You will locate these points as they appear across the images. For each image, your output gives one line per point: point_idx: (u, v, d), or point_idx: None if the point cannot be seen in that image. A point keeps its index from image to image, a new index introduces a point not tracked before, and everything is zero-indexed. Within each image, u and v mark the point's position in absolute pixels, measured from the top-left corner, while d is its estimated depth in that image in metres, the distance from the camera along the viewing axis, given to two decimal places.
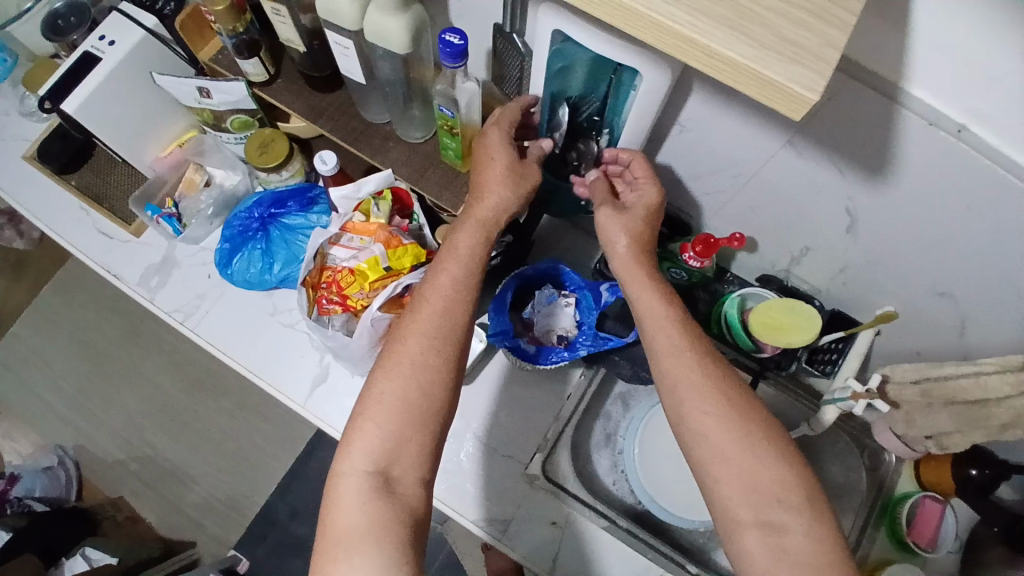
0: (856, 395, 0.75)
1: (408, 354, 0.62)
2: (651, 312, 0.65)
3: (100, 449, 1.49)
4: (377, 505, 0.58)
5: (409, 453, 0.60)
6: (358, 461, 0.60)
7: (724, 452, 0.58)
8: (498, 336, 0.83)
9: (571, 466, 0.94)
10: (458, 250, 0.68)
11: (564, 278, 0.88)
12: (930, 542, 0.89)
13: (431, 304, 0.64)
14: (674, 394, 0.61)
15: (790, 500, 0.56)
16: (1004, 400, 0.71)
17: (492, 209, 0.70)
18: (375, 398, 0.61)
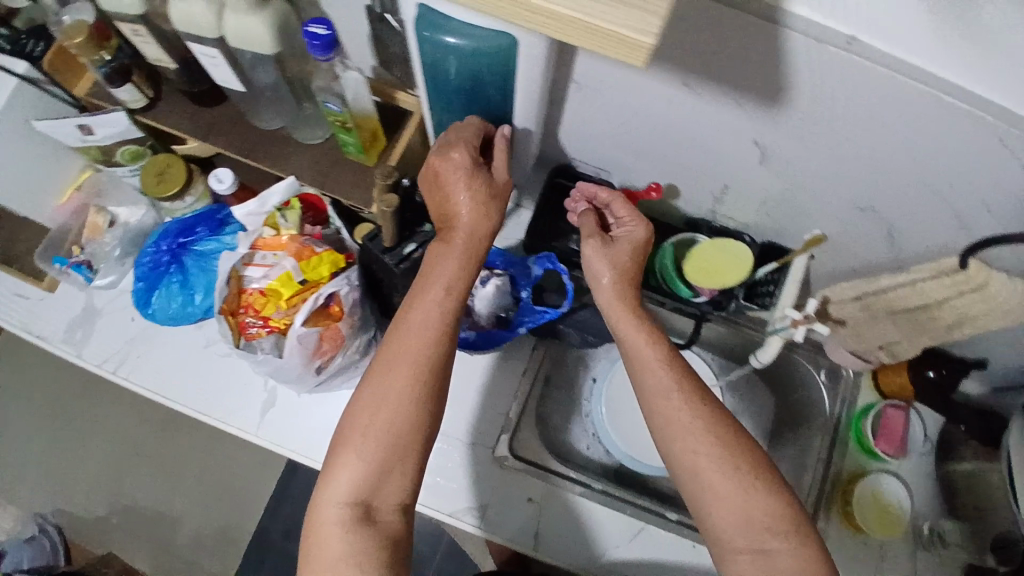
0: (795, 323, 0.75)
1: (395, 388, 0.61)
2: (639, 350, 0.66)
3: (82, 508, 1.46)
4: (359, 534, 0.58)
5: (392, 483, 0.60)
6: (339, 491, 0.59)
7: (715, 487, 0.60)
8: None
9: (535, 436, 0.96)
10: (441, 278, 0.66)
11: (494, 258, 0.85)
12: (896, 446, 0.90)
13: (424, 339, 0.62)
14: (670, 425, 0.63)
15: (779, 527, 0.58)
16: (945, 302, 0.72)
17: (467, 231, 0.67)
18: (361, 432, 0.60)
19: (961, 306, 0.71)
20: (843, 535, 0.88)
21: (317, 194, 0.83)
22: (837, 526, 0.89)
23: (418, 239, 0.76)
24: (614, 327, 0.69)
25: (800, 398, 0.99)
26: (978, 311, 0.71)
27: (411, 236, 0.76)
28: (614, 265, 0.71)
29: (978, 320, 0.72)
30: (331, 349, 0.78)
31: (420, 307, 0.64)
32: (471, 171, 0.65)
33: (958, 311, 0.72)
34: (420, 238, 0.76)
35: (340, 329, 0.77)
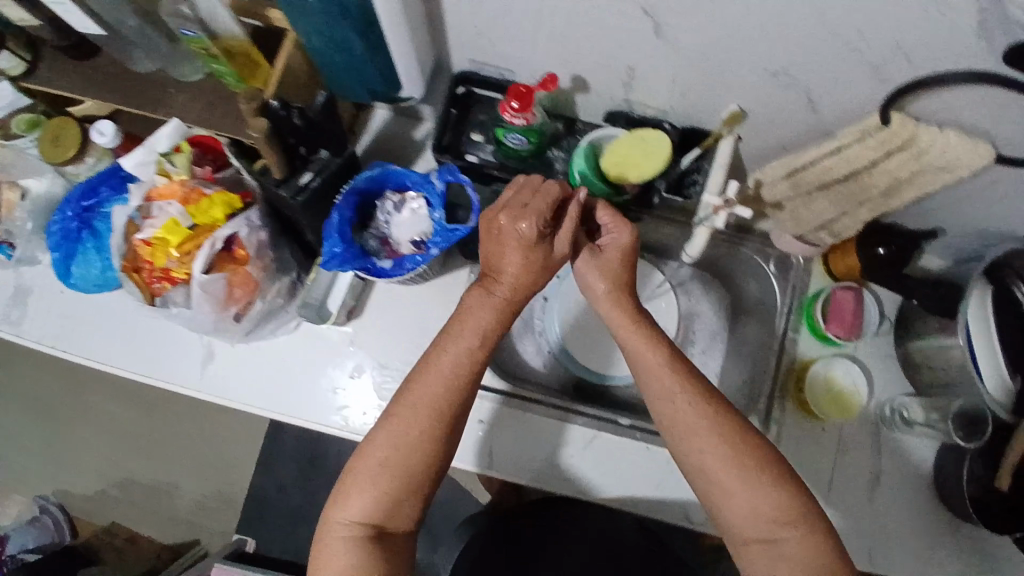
0: (715, 209, 0.71)
1: (411, 427, 0.63)
2: (650, 362, 0.67)
3: (83, 486, 1.52)
4: (367, 554, 0.61)
5: (405, 508, 0.64)
6: (350, 514, 0.63)
7: (726, 486, 0.63)
8: (329, 262, 0.72)
9: (482, 360, 0.93)
10: (475, 328, 0.65)
11: (402, 179, 0.76)
12: (848, 328, 0.87)
13: (446, 384, 0.64)
14: (691, 443, 0.65)
15: (787, 517, 0.61)
16: (874, 168, 0.66)
17: (509, 287, 0.66)
18: (374, 462, 0.63)
19: (893, 169, 0.65)
20: (796, 416, 0.90)
21: (210, 136, 0.80)
22: (792, 410, 0.90)
23: (314, 169, 0.71)
24: (618, 338, 0.70)
25: (756, 291, 0.97)
26: (909, 174, 0.66)
27: (307, 166, 0.72)
28: (607, 276, 0.71)
29: (914, 182, 0.67)
30: (245, 296, 0.76)
31: (441, 353, 0.65)
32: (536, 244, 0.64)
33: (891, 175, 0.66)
34: (317, 167, 0.71)
35: (253, 277, 0.76)
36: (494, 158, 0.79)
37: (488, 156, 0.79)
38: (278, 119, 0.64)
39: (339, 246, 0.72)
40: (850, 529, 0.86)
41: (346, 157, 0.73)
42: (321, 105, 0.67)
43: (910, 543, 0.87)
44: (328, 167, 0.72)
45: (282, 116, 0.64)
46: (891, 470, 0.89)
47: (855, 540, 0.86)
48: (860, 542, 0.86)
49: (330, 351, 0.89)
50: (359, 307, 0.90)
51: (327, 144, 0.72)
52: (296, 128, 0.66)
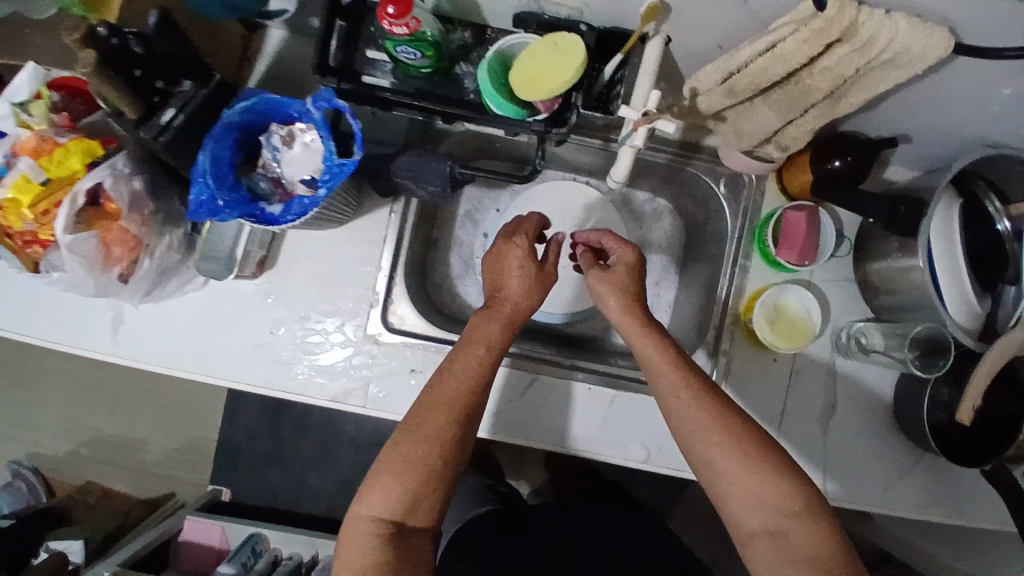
0: (634, 123, 0.62)
1: (433, 428, 0.68)
2: (654, 358, 0.71)
3: (53, 447, 1.52)
4: (391, 545, 0.65)
5: (425, 505, 0.67)
6: (374, 508, 0.66)
7: (732, 478, 0.66)
8: (197, 212, 0.63)
9: (413, 308, 0.86)
10: (482, 338, 0.72)
11: (287, 109, 0.66)
12: (799, 253, 0.81)
13: (464, 388, 0.69)
14: (700, 443, 0.68)
15: (792, 509, 0.64)
16: (815, 65, 0.57)
17: (513, 304, 0.74)
18: (399, 460, 0.66)
19: (834, 66, 0.57)
20: (746, 347, 0.85)
21: (71, 75, 0.71)
22: (743, 342, 0.85)
23: (177, 103, 0.64)
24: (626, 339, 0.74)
25: (710, 216, 0.91)
26: (854, 72, 0.57)
27: (170, 102, 0.64)
28: (618, 290, 0.75)
29: (860, 82, 0.59)
30: (126, 254, 0.70)
31: (459, 362, 0.70)
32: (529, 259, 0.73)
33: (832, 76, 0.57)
34: (179, 101, 0.64)
35: (131, 235, 0.70)
36: (392, 79, 0.69)
37: (387, 76, 0.69)
38: (111, 50, 0.57)
39: (206, 192, 0.63)
40: (800, 458, 0.84)
41: (212, 87, 0.66)
42: (156, 26, 0.59)
43: (860, 468, 0.85)
44: (191, 100, 0.65)
45: (114, 44, 0.57)
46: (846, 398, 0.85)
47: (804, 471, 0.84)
48: (810, 471, 0.84)
49: (247, 306, 0.83)
50: (271, 258, 0.83)
51: (187, 74, 0.64)
52: (138, 57, 0.59)
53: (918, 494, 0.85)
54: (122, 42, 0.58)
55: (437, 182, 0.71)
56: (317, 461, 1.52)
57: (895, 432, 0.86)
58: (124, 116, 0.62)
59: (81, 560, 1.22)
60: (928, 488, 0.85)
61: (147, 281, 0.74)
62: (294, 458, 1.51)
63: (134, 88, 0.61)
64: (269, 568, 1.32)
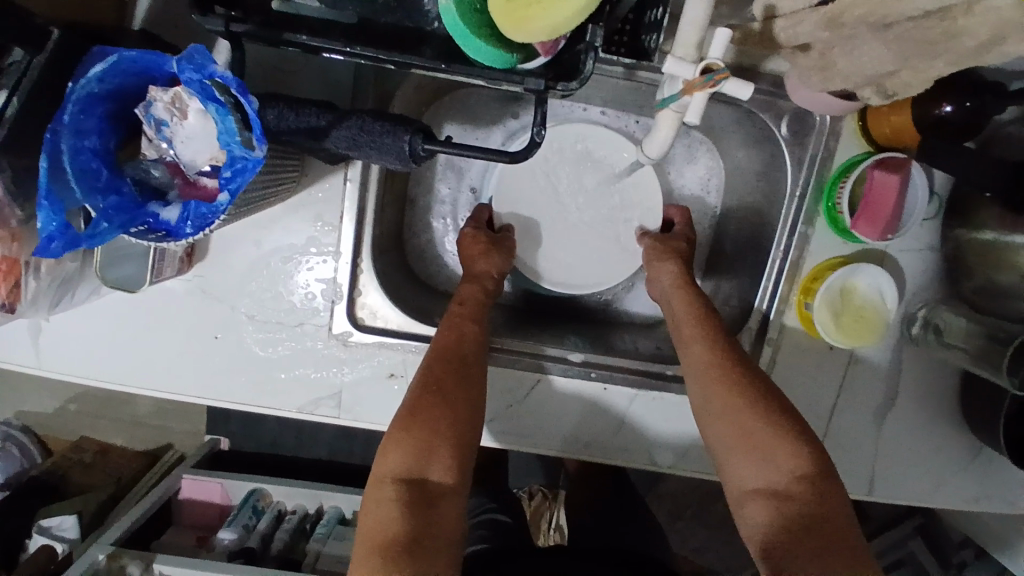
0: (687, 89, 0.41)
1: (430, 379, 0.61)
2: (683, 318, 0.67)
3: (38, 403, 1.43)
4: (407, 507, 0.54)
5: (437, 461, 0.57)
6: (391, 468, 0.57)
7: (752, 434, 0.57)
8: (49, 247, 0.44)
9: (385, 299, 0.70)
10: (459, 298, 0.69)
11: (167, 67, 0.45)
12: (879, 230, 0.63)
13: (449, 339, 0.64)
14: (711, 401, 0.61)
15: (811, 471, 0.54)
16: (985, 2, 0.34)
17: (485, 268, 0.72)
18: (407, 412, 0.59)
19: (1011, 8, 0.33)
20: (799, 337, 0.70)
21: None
22: (793, 330, 0.70)
23: (7, 83, 0.46)
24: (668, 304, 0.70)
25: (762, 164, 0.71)
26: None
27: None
28: (664, 262, 0.73)
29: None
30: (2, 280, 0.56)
31: (452, 320, 0.66)
32: (479, 223, 0.73)
33: (1004, 21, 0.35)
34: (10, 79, 0.46)
35: (2, 257, 0.54)
36: (318, 3, 0.47)
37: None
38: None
39: (57, 219, 0.43)
40: (851, 457, 0.73)
41: (49, 52, 0.46)
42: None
43: (922, 465, 0.74)
44: (26, 73, 0.46)
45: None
46: (911, 388, 0.72)
47: (857, 473, 0.73)
48: (863, 473, 0.73)
49: (183, 308, 0.67)
50: (201, 248, 0.66)
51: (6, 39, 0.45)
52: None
53: (985, 494, 0.74)
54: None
55: (396, 160, 0.50)
56: None
57: (970, 427, 0.73)
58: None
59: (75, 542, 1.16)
60: (996, 487, 0.74)
61: (43, 300, 0.61)
62: None
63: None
64: (273, 524, 1.28)
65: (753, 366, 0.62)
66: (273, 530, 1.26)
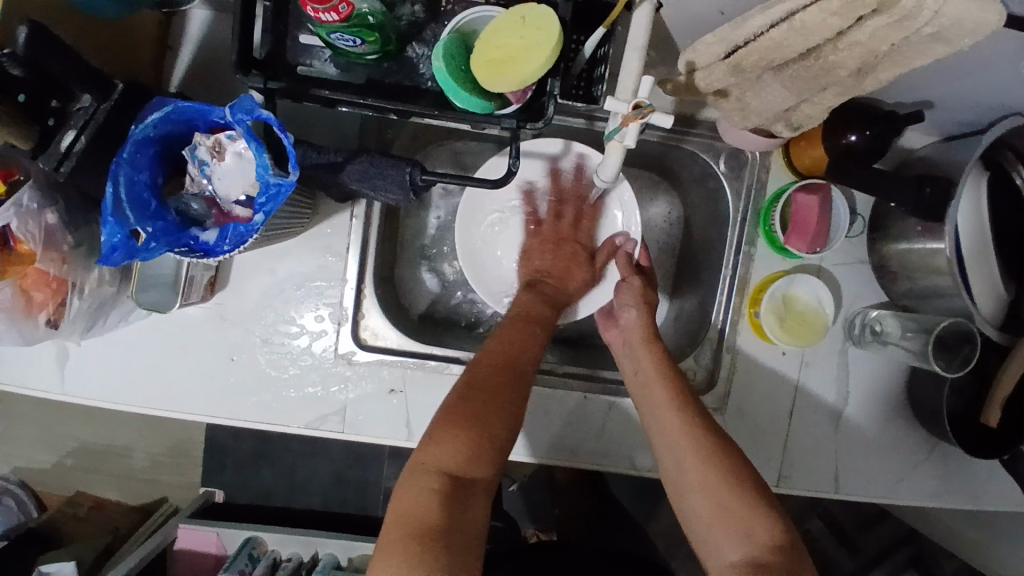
0: (624, 120, 0.52)
1: (506, 383, 0.65)
2: (648, 373, 0.71)
3: (33, 461, 1.44)
4: (452, 503, 0.57)
5: (487, 463, 0.61)
6: (441, 458, 0.59)
7: (727, 502, 0.61)
8: (111, 255, 0.54)
9: (385, 321, 0.79)
10: (534, 311, 0.75)
11: (212, 116, 0.56)
12: (809, 243, 0.76)
13: (530, 347, 0.70)
14: (685, 464, 0.64)
15: (783, 544, 0.58)
16: (841, 41, 0.47)
17: (558, 286, 0.79)
18: (477, 408, 0.62)
19: (865, 41, 0.47)
20: (752, 344, 0.79)
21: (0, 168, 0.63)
22: (747, 338, 0.79)
23: (76, 125, 0.56)
24: (630, 360, 0.74)
25: (709, 196, 0.84)
26: (887, 48, 0.47)
27: (69, 124, 0.57)
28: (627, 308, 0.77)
29: (894, 57, 0.48)
30: (50, 298, 0.66)
31: (528, 328, 0.72)
32: (586, 253, 0.81)
33: (860, 50, 0.47)
34: (78, 121, 0.56)
35: (53, 276, 0.65)
36: (335, 68, 0.60)
37: (327, 65, 0.60)
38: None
39: (120, 232, 0.54)
40: (813, 455, 0.80)
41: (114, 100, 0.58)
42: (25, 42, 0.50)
43: (878, 460, 0.81)
44: (93, 118, 0.57)
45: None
46: (859, 388, 0.81)
47: (820, 470, 0.80)
48: (826, 469, 0.80)
49: (203, 333, 0.75)
50: (222, 278, 0.74)
51: (81, 88, 0.56)
52: (19, 79, 0.52)
53: (942, 485, 0.81)
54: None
55: (398, 191, 0.61)
56: (309, 455, 1.45)
57: (916, 420, 0.81)
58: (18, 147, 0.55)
59: None
60: (948, 478, 0.81)
61: (81, 322, 0.69)
62: (285, 456, 1.44)
63: (21, 115, 0.53)
64: (269, 571, 1.27)
65: (723, 434, 0.66)
66: None
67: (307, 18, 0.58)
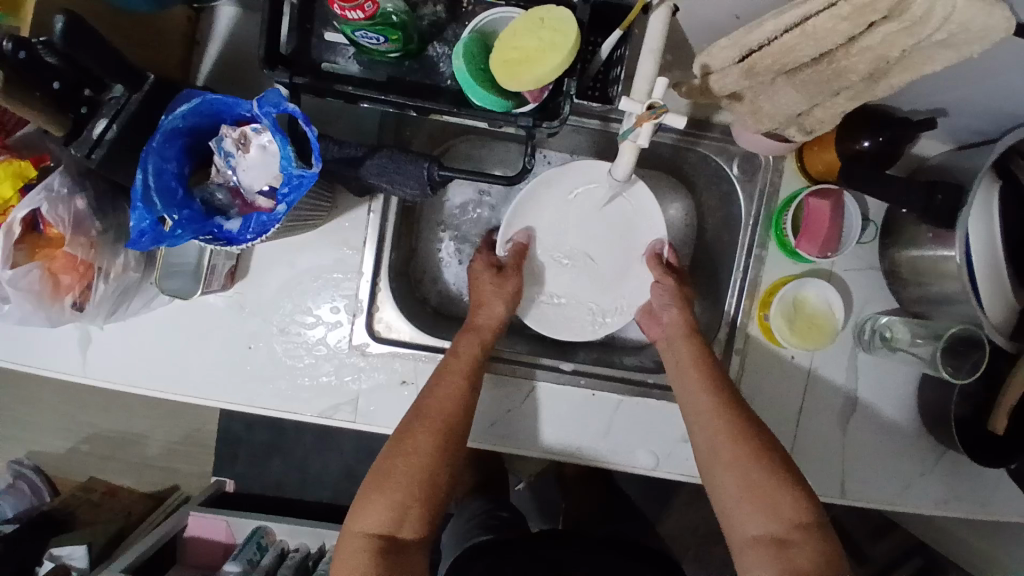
0: (638, 120, 0.53)
1: (419, 445, 0.68)
2: (682, 366, 0.73)
3: (50, 446, 1.47)
4: (381, 559, 0.65)
5: (410, 520, 0.67)
6: (364, 524, 0.66)
7: (757, 481, 0.64)
8: (140, 240, 0.56)
9: (399, 314, 0.80)
10: (455, 357, 0.74)
11: (239, 109, 0.58)
12: (820, 246, 0.77)
13: (444, 401, 0.70)
14: (716, 446, 0.67)
15: (806, 521, 0.62)
16: (852, 46, 0.48)
17: (487, 329, 0.77)
18: (390, 477, 0.67)
19: (876, 46, 0.47)
20: (762, 347, 0.80)
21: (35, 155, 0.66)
22: (757, 340, 0.80)
23: (107, 114, 0.59)
24: (668, 349, 0.77)
25: (722, 199, 0.84)
26: (897, 53, 0.48)
27: (100, 113, 0.59)
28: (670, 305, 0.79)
29: (904, 63, 0.49)
30: (77, 281, 0.67)
31: (444, 377, 0.72)
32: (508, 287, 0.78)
33: (872, 54, 0.48)
34: (109, 111, 0.59)
35: (80, 259, 0.66)
36: (358, 66, 0.62)
37: (349, 62, 0.62)
38: (21, 65, 0.53)
39: (149, 218, 0.56)
40: (820, 458, 0.80)
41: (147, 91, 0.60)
42: (61, 35, 0.52)
43: (886, 467, 0.81)
44: (124, 108, 0.59)
45: (24, 58, 0.53)
46: (868, 394, 0.81)
47: (826, 472, 0.80)
48: (833, 474, 0.80)
49: (222, 321, 0.77)
50: (241, 268, 0.76)
51: (112, 79, 0.58)
52: (54, 68, 0.55)
53: (949, 491, 0.81)
54: (33, 53, 0.54)
55: (416, 186, 0.63)
56: (319, 448, 1.46)
57: (923, 425, 0.81)
58: (53, 133, 0.58)
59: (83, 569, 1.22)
60: (956, 486, 0.81)
61: (104, 306, 0.71)
62: (294, 447, 1.46)
63: (53, 103, 0.55)
64: (276, 561, 1.30)
65: (755, 416, 0.69)
66: (276, 566, 1.28)
67: (333, 16, 0.60)
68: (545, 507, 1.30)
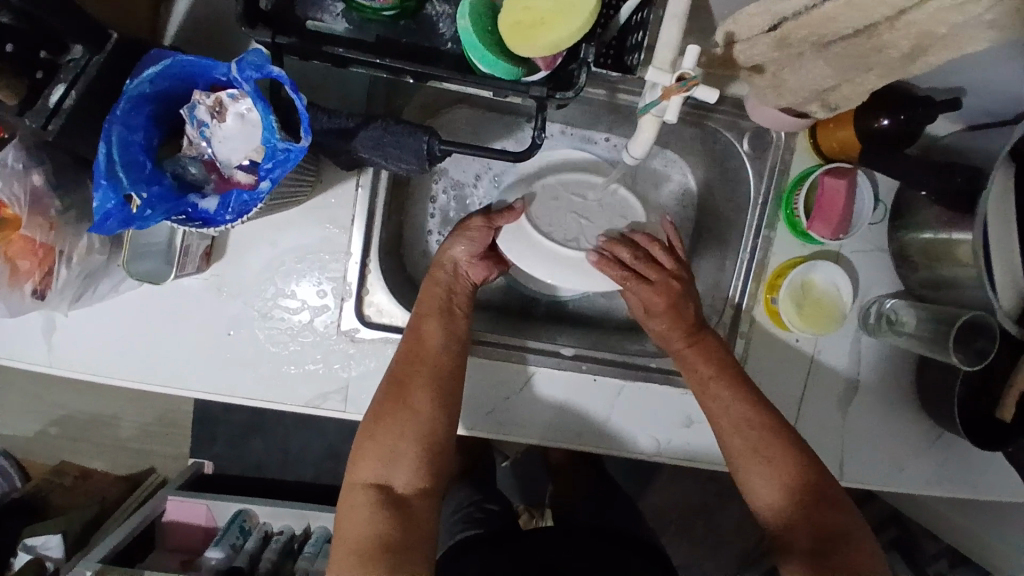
0: (666, 93, 0.49)
1: (406, 394, 0.67)
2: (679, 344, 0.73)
3: (17, 428, 1.40)
4: (382, 509, 0.63)
5: (404, 467, 0.65)
6: (361, 475, 0.65)
7: (773, 470, 0.66)
8: (105, 224, 0.50)
9: (391, 297, 0.75)
10: (430, 307, 0.72)
11: (213, 72, 0.51)
12: (834, 228, 0.73)
13: (427, 348, 0.69)
14: (725, 429, 0.69)
15: (829, 509, 0.64)
16: (898, 21, 0.44)
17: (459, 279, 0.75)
18: (380, 427, 0.65)
19: (922, 22, 0.43)
20: (767, 331, 0.78)
21: None
22: (762, 323, 0.78)
23: (67, 78, 0.52)
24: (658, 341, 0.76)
25: (729, 176, 0.81)
26: (943, 30, 0.44)
27: (57, 77, 0.52)
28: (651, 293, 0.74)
29: (948, 41, 0.45)
30: (36, 267, 0.62)
31: (421, 326, 0.70)
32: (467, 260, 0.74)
33: (919, 29, 0.44)
34: (68, 75, 0.52)
35: (39, 243, 0.61)
36: (347, 24, 0.56)
37: (338, 20, 0.55)
38: None
39: (114, 198, 0.50)
40: (821, 443, 0.79)
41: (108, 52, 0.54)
42: None
43: (885, 450, 0.80)
44: (85, 72, 0.53)
45: None
46: (870, 378, 0.80)
47: (826, 456, 0.79)
48: (832, 458, 0.79)
49: (198, 304, 0.71)
50: (217, 249, 0.70)
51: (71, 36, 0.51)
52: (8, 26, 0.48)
53: (943, 474, 0.81)
54: None
55: (413, 161, 0.58)
56: (300, 427, 1.42)
57: (921, 408, 0.80)
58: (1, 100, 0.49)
59: (61, 559, 1.19)
60: (950, 468, 0.81)
61: (69, 292, 0.65)
62: (276, 428, 1.41)
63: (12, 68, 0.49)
64: (261, 544, 1.27)
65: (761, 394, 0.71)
66: (261, 551, 1.25)
67: None
68: (535, 483, 1.29)
